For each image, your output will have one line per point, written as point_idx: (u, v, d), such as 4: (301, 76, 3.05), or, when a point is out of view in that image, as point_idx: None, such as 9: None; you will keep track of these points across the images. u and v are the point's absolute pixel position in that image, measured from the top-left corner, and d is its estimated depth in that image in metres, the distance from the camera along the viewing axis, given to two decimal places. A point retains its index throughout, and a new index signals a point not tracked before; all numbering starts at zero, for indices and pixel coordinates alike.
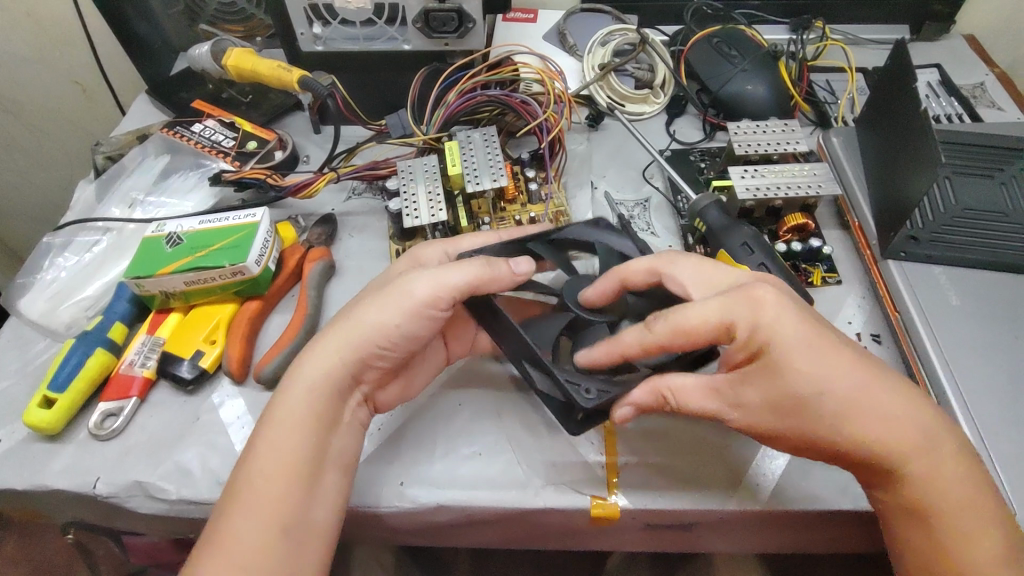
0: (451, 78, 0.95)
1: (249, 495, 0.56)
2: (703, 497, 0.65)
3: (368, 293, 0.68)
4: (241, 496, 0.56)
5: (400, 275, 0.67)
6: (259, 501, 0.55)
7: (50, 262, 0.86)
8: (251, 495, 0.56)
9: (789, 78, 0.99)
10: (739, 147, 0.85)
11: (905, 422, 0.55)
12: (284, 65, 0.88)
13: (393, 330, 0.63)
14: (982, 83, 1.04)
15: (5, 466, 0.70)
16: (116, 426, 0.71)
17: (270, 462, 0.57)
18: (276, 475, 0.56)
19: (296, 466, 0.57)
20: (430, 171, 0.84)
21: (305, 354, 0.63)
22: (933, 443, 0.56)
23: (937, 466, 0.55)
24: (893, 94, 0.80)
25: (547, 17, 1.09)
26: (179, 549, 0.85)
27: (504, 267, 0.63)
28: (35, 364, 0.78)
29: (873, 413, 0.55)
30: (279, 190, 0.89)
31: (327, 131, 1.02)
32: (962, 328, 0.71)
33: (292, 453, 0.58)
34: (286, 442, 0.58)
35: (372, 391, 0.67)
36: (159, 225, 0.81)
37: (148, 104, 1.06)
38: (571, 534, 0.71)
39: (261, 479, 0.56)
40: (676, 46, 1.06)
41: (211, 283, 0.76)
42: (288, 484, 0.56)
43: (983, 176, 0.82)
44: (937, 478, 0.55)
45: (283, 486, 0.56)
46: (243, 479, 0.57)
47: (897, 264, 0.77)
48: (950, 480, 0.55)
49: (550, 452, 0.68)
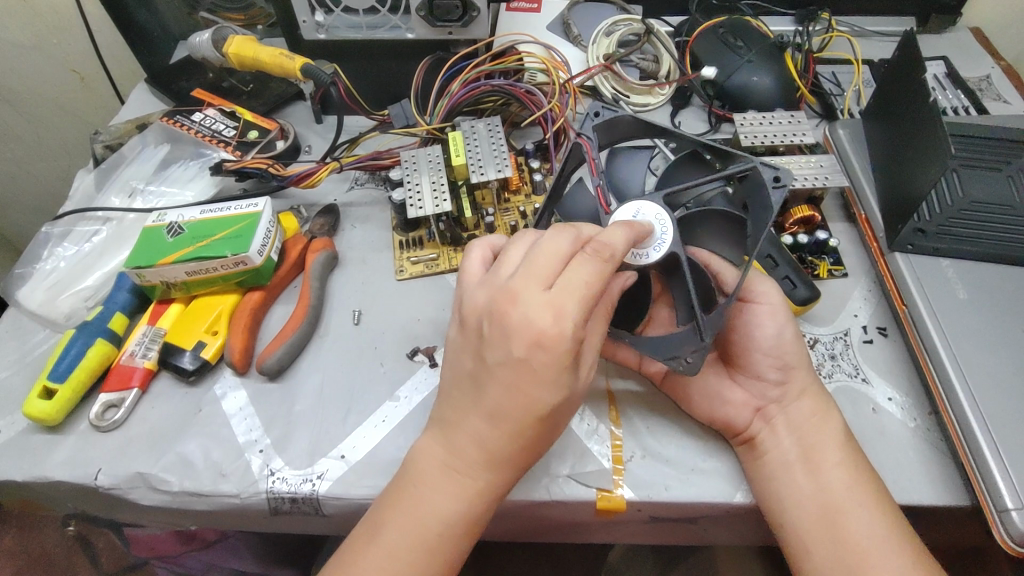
0: (454, 68, 0.93)
1: (380, 547, 0.53)
2: (709, 490, 0.65)
3: (518, 338, 0.51)
4: (375, 551, 0.53)
5: (544, 322, 0.51)
6: (395, 558, 0.53)
7: (49, 252, 0.85)
8: (385, 552, 0.53)
9: (795, 69, 0.98)
10: (745, 138, 0.85)
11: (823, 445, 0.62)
12: (286, 53, 0.87)
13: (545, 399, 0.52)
14: (989, 76, 1.03)
15: (5, 457, 0.69)
16: (116, 417, 0.70)
17: (420, 525, 0.54)
18: (417, 541, 0.53)
19: (439, 537, 0.54)
20: (434, 161, 0.83)
21: (473, 414, 0.55)
22: (835, 456, 0.60)
23: (852, 478, 0.59)
24: (903, 86, 0.80)
25: (552, 6, 1.08)
26: (180, 541, 0.84)
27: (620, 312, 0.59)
28: (35, 355, 0.77)
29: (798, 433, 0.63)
30: (280, 180, 0.88)
31: (329, 121, 1.01)
32: (970, 320, 0.71)
33: (441, 520, 0.54)
34: (435, 505, 0.54)
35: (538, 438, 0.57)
36: (160, 215, 0.80)
37: (147, 93, 1.05)
38: (578, 526, 0.71)
39: (400, 543, 0.53)
40: (681, 37, 1.05)
41: (212, 274, 0.75)
42: (429, 554, 0.53)
43: (991, 170, 0.82)
44: (852, 485, 0.59)
45: (424, 555, 0.53)
46: (376, 533, 0.54)
47: (905, 256, 0.77)
48: (861, 487, 0.59)
49: (555, 444, 0.68)
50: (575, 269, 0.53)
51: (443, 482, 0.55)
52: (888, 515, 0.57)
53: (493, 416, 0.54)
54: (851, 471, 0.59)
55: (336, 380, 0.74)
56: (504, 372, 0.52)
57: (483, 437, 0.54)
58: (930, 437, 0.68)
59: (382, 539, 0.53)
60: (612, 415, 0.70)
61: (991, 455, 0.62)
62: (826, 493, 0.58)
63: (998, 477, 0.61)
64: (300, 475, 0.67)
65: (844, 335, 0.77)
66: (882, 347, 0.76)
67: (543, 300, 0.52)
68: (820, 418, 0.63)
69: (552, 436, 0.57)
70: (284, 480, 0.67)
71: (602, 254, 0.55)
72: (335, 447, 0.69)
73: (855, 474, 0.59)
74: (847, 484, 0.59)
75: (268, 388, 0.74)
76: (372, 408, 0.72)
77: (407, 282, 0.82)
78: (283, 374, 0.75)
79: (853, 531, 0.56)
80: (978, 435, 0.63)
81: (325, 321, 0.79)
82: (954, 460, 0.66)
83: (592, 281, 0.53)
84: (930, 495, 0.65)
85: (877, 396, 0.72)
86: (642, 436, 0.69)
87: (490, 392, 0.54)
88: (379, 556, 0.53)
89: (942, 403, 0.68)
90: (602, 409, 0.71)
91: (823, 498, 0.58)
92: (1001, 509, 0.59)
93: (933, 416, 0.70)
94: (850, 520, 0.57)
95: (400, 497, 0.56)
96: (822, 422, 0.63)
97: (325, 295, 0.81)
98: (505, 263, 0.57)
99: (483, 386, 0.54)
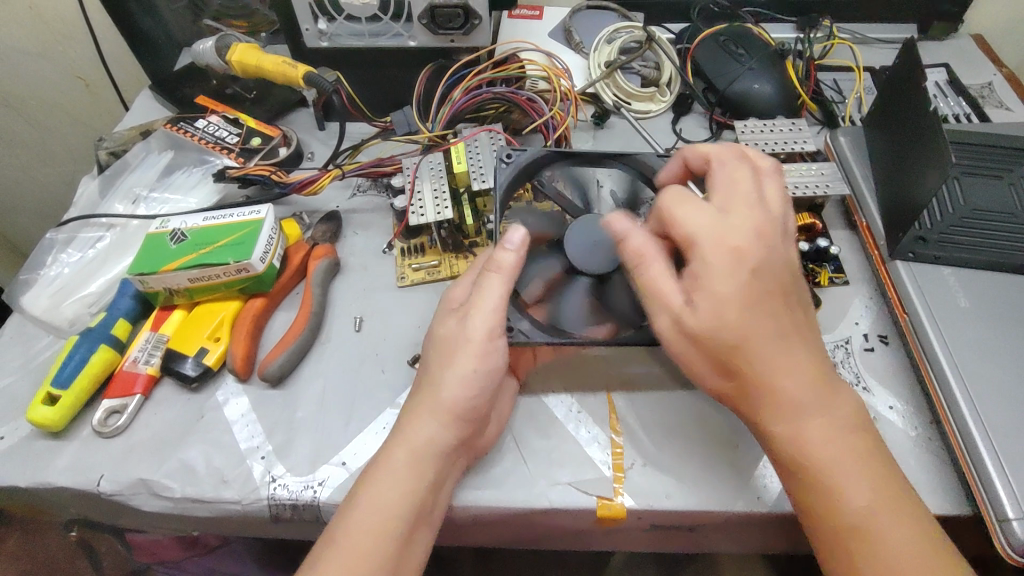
0: (457, 75, 0.94)
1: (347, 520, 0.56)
2: (709, 498, 0.65)
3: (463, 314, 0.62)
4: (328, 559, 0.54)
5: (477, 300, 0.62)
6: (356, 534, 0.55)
7: (53, 258, 0.85)
8: (339, 559, 0.54)
9: (796, 77, 0.99)
10: (746, 146, 0.85)
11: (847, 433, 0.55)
12: (289, 61, 0.88)
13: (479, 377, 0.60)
14: (990, 83, 1.03)
15: (8, 463, 0.70)
16: (119, 423, 0.71)
17: (379, 503, 0.57)
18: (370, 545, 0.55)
19: (394, 538, 0.56)
20: (436, 168, 0.83)
21: (426, 398, 0.61)
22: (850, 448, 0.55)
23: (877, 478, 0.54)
24: (903, 94, 0.80)
25: (554, 14, 1.09)
26: (182, 546, 0.84)
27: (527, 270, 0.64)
28: (39, 361, 0.77)
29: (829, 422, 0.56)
30: (283, 187, 0.88)
31: (332, 127, 1.02)
32: (971, 329, 0.71)
33: (402, 496, 0.57)
34: (396, 485, 0.57)
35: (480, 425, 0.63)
36: (164, 221, 0.81)
37: (152, 100, 1.06)
38: (577, 533, 0.70)
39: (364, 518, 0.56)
40: (682, 44, 1.06)
41: (214, 281, 0.75)
42: (387, 528, 0.56)
43: (992, 177, 0.82)
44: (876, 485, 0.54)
45: (381, 530, 0.56)
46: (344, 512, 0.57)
47: (905, 264, 0.77)
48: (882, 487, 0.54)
49: (556, 451, 0.68)
50: (482, 290, 0.62)
51: (402, 461, 0.58)
52: (910, 521, 0.53)
53: (432, 422, 0.60)
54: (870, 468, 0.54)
55: (337, 386, 0.74)
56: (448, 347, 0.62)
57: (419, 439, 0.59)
58: (931, 445, 0.68)
59: (352, 513, 0.56)
60: (612, 422, 0.70)
61: (993, 463, 0.62)
62: (860, 500, 0.53)
63: (999, 487, 0.60)
64: (302, 481, 0.67)
65: (845, 343, 0.77)
66: (883, 355, 0.76)
67: (456, 320, 0.63)
68: (826, 405, 0.56)
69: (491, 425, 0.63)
70: (285, 486, 0.67)
71: (500, 273, 0.62)
72: (337, 453, 0.69)
73: (874, 470, 0.55)
74: (865, 487, 0.54)
75: (270, 395, 0.74)
76: (373, 415, 0.72)
77: (409, 290, 0.83)
78: (285, 380, 0.75)
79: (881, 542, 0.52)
80: (979, 444, 0.63)
81: (326, 328, 0.80)
82: (955, 469, 0.66)
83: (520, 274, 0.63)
84: (931, 504, 0.64)
85: (878, 404, 0.72)
86: (643, 442, 0.69)
87: (425, 399, 0.61)
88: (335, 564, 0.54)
89: (943, 412, 0.68)
90: (602, 415, 0.71)
91: (842, 505, 0.53)
92: (1002, 518, 0.59)
93: (934, 425, 0.70)
94: (876, 528, 0.52)
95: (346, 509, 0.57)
96: (829, 410, 0.56)
97: (327, 302, 0.82)
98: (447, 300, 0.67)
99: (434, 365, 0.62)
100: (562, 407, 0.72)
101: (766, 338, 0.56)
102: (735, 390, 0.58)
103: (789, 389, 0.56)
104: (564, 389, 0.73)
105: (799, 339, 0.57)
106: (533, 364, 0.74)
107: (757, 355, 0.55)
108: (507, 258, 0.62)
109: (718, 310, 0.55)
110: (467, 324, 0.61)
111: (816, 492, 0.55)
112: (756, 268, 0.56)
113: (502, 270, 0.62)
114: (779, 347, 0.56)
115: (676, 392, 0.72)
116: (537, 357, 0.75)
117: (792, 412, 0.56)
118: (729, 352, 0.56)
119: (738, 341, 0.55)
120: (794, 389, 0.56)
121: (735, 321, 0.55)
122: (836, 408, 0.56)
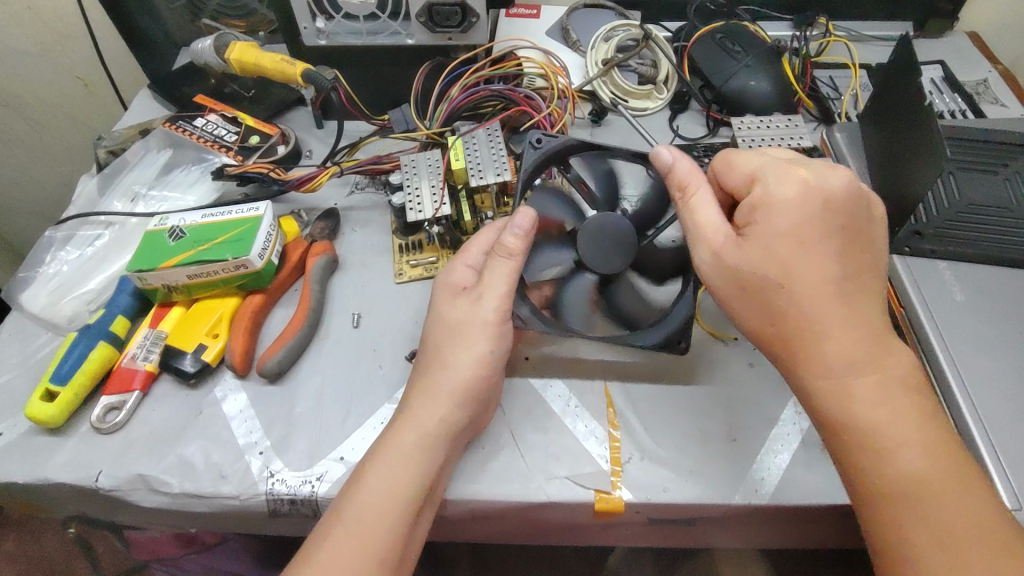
0: (453, 74, 0.95)
1: (351, 509, 0.56)
2: (707, 492, 0.65)
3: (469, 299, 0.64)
4: (334, 537, 0.55)
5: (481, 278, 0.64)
6: (359, 515, 0.56)
7: (51, 256, 0.85)
8: (344, 537, 0.55)
9: (792, 74, 0.99)
10: (742, 142, 0.85)
11: (893, 399, 0.54)
12: (287, 59, 0.88)
13: (489, 359, 0.63)
14: (986, 80, 1.04)
15: (6, 459, 0.70)
16: (117, 420, 0.71)
17: (382, 486, 0.57)
18: (375, 524, 0.56)
19: (399, 521, 0.56)
20: (433, 165, 0.84)
21: (432, 381, 0.63)
22: (899, 406, 0.53)
23: (924, 443, 0.52)
24: (898, 90, 0.80)
25: (550, 13, 1.09)
26: (180, 544, 0.84)
27: (511, 236, 0.65)
28: (36, 359, 0.77)
29: (874, 390, 0.54)
30: (281, 183, 0.89)
31: (330, 125, 1.02)
32: (968, 324, 0.71)
33: (410, 481, 0.58)
34: (404, 468, 0.58)
35: (479, 414, 0.65)
36: (162, 219, 0.81)
37: (150, 99, 1.06)
38: (577, 529, 0.71)
39: (367, 502, 0.57)
40: (679, 42, 1.06)
41: (214, 277, 0.75)
42: (388, 511, 0.56)
43: (987, 172, 0.82)
44: (926, 447, 0.52)
45: (383, 516, 0.56)
46: (347, 498, 0.57)
47: (902, 258, 0.77)
48: (929, 446, 0.52)
49: (553, 445, 0.68)
50: (494, 275, 0.65)
51: (413, 448, 0.59)
52: (969, 490, 0.51)
53: (444, 406, 0.61)
54: (916, 427, 0.53)
55: (335, 383, 0.74)
56: (453, 334, 0.64)
57: (431, 419, 0.60)
58: None
59: (358, 497, 0.57)
60: (610, 417, 0.70)
61: (989, 458, 0.62)
62: (911, 467, 0.51)
63: (995, 478, 0.61)
64: (300, 476, 0.67)
65: None
66: None
67: (471, 301, 0.65)
68: (877, 360, 0.55)
69: (488, 404, 0.66)
70: (283, 481, 0.67)
71: (511, 257, 0.65)
72: (335, 449, 0.69)
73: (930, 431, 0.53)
74: (915, 448, 0.52)
75: (268, 391, 0.74)
76: (371, 410, 0.72)
77: (407, 286, 0.83)
78: (283, 376, 0.75)
79: (926, 508, 0.51)
80: (976, 437, 0.63)
81: (325, 324, 0.80)
82: None
83: (522, 242, 0.65)
84: None
85: None
86: (642, 438, 0.69)
87: (438, 380, 0.62)
88: (341, 542, 0.54)
89: (939, 405, 0.68)
90: (600, 410, 0.71)
91: (893, 466, 0.52)
92: None
93: None
94: (926, 491, 0.51)
95: (353, 488, 0.58)
96: (887, 367, 0.55)
97: (325, 299, 0.82)
98: (446, 281, 0.68)
99: (440, 351, 0.64)
100: (560, 401, 0.72)
101: (812, 282, 0.56)
102: (778, 327, 0.57)
103: (843, 340, 0.55)
104: (561, 383, 0.73)
105: (861, 291, 0.57)
106: (526, 359, 0.75)
107: (805, 300, 0.56)
108: (513, 242, 0.64)
109: (773, 246, 0.57)
110: (481, 306, 0.64)
111: (863, 449, 0.53)
112: (828, 202, 0.57)
113: (511, 254, 0.65)
114: (831, 297, 0.56)
115: (673, 385, 0.72)
116: (533, 353, 0.75)
117: (839, 366, 0.55)
118: (769, 288, 0.57)
119: (778, 281, 0.56)
120: (846, 339, 0.55)
121: (773, 269, 0.56)
122: (891, 366, 0.55)
